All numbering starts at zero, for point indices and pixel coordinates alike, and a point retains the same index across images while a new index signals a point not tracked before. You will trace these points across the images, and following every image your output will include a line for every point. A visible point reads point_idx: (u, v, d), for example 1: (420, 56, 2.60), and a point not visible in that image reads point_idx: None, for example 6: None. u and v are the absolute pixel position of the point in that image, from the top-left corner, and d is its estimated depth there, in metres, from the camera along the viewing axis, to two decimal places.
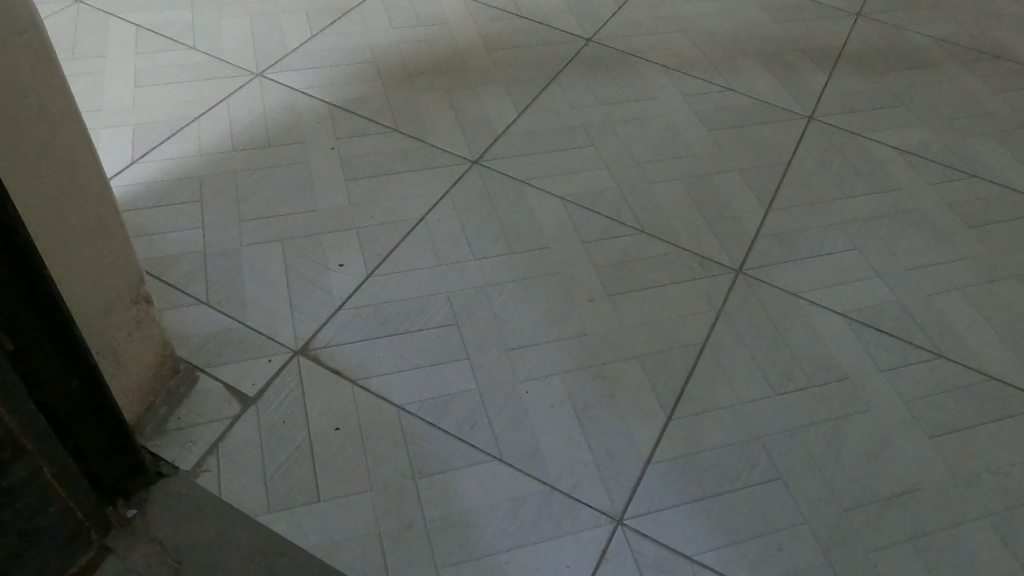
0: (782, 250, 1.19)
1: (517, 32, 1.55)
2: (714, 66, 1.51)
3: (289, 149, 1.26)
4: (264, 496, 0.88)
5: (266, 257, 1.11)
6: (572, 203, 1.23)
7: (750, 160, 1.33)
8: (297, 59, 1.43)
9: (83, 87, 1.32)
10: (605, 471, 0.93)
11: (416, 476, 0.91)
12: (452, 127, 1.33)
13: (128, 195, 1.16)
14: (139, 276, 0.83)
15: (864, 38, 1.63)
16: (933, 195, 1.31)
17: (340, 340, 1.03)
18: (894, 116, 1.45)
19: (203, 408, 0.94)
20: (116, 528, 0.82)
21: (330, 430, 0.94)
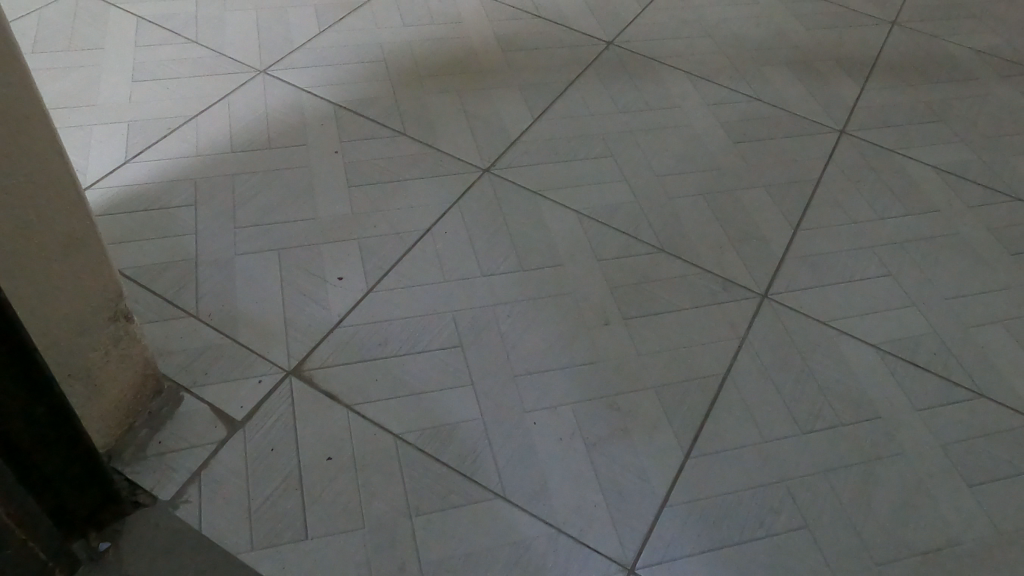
0: (811, 275, 1.12)
1: (534, 33, 1.47)
2: (741, 74, 1.44)
3: (290, 152, 1.19)
4: (248, 531, 0.81)
5: (261, 268, 1.05)
6: (587, 217, 1.16)
7: (778, 176, 1.26)
8: (303, 56, 1.36)
9: (78, 80, 1.26)
10: (617, 513, 0.86)
11: (413, 514, 0.84)
12: (463, 133, 1.26)
13: (117, 198, 1.10)
14: (118, 292, 0.76)
15: (900, 48, 1.54)
16: (973, 218, 1.23)
17: (337, 361, 0.96)
18: (931, 132, 1.37)
19: (187, 432, 0.88)
20: (86, 563, 0.76)
21: (322, 460, 0.87)
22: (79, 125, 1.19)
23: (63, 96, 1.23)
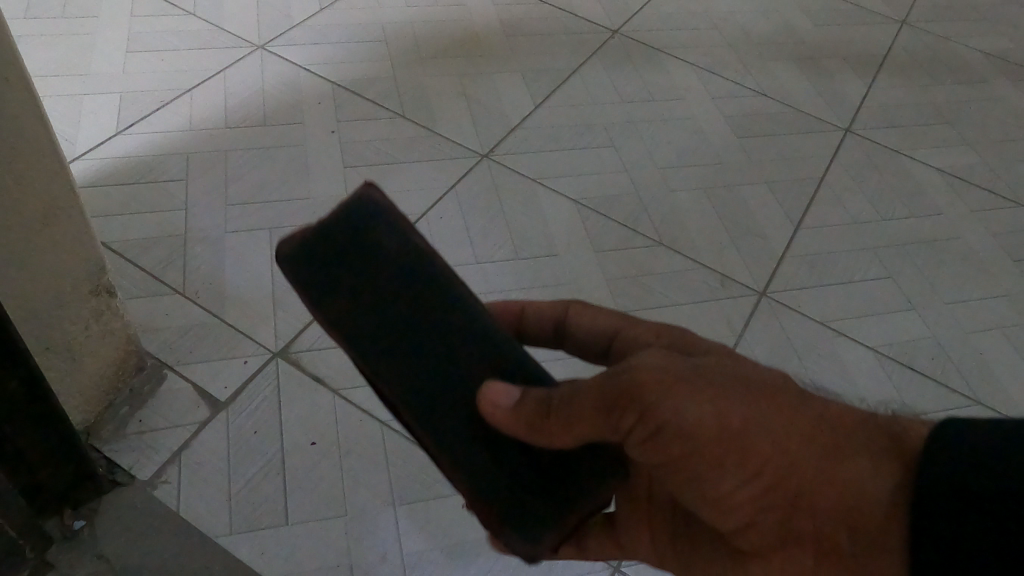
0: (811, 275, 1.10)
1: (539, 19, 1.45)
2: (747, 68, 1.42)
3: (286, 130, 1.17)
4: (227, 514, 0.80)
5: (252, 247, 1.02)
6: (586, 207, 1.14)
7: (781, 173, 1.24)
8: (303, 33, 1.33)
9: (70, 49, 1.23)
10: None
11: (397, 503, 0.83)
12: (463, 116, 1.24)
13: (106, 169, 1.07)
14: (101, 266, 0.74)
15: (909, 48, 1.52)
16: (976, 223, 1.21)
17: (324, 344, 0.94)
18: (937, 134, 1.35)
19: (169, 412, 0.86)
20: (59, 542, 0.74)
21: (306, 445, 0.85)
22: (70, 94, 1.16)
23: (53, 64, 1.20)
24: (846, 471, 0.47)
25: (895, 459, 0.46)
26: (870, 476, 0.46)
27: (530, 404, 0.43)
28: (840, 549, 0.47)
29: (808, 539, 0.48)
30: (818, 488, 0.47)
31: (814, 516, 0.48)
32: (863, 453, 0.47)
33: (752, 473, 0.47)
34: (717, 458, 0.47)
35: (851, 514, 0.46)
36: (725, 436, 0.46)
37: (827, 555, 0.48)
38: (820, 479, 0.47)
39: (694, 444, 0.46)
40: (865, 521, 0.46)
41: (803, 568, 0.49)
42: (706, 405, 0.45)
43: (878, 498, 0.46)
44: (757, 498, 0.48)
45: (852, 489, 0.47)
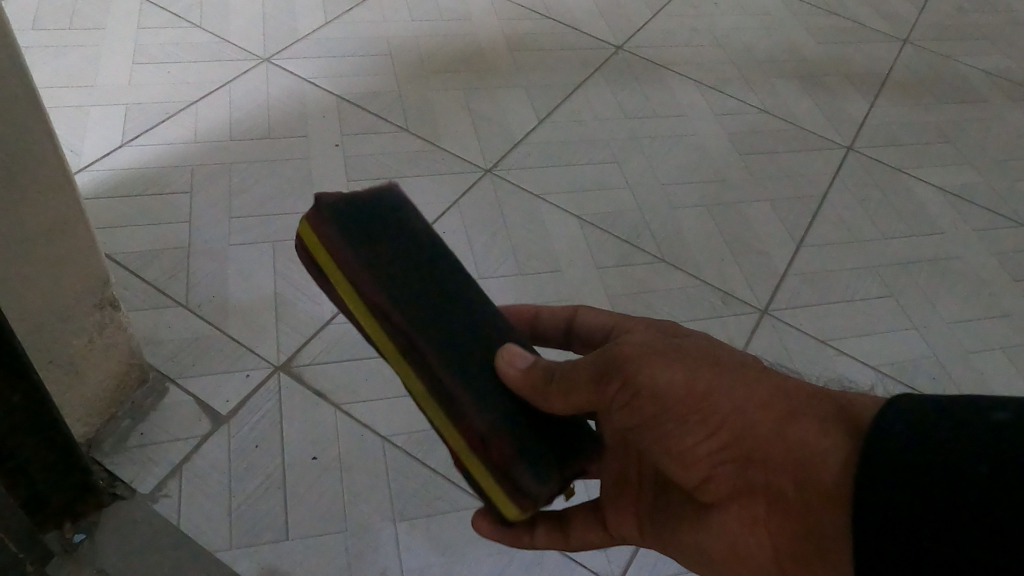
0: (812, 293, 1.10)
1: (543, 34, 1.46)
2: (750, 85, 1.42)
3: (291, 143, 1.18)
4: (227, 529, 0.79)
5: (255, 260, 1.03)
6: (588, 223, 1.14)
7: (783, 190, 1.24)
8: (308, 46, 1.34)
9: (76, 60, 1.23)
10: None
11: (398, 519, 0.83)
12: (466, 131, 1.25)
13: (111, 181, 1.08)
14: (105, 280, 0.74)
15: (911, 66, 1.53)
16: (977, 242, 1.21)
17: (326, 358, 0.94)
18: (939, 153, 1.36)
19: (171, 425, 0.86)
20: (59, 555, 0.74)
21: (307, 460, 0.85)
22: (76, 105, 1.17)
23: (59, 75, 1.21)
24: (796, 432, 0.50)
25: (846, 424, 0.49)
26: (817, 436, 0.50)
27: (538, 371, 0.50)
28: (790, 500, 0.50)
29: (763, 493, 0.52)
30: (771, 447, 0.51)
31: (768, 472, 0.51)
32: (813, 417, 0.51)
33: (712, 431, 0.51)
34: (683, 415, 0.51)
35: (801, 469, 0.49)
36: (691, 396, 0.51)
37: (779, 507, 0.51)
38: (773, 437, 0.51)
39: (664, 403, 0.51)
40: (812, 471, 0.49)
41: (760, 522, 0.52)
42: (676, 368, 0.52)
43: (823, 457, 0.49)
44: (719, 455, 0.52)
45: (802, 446, 0.50)
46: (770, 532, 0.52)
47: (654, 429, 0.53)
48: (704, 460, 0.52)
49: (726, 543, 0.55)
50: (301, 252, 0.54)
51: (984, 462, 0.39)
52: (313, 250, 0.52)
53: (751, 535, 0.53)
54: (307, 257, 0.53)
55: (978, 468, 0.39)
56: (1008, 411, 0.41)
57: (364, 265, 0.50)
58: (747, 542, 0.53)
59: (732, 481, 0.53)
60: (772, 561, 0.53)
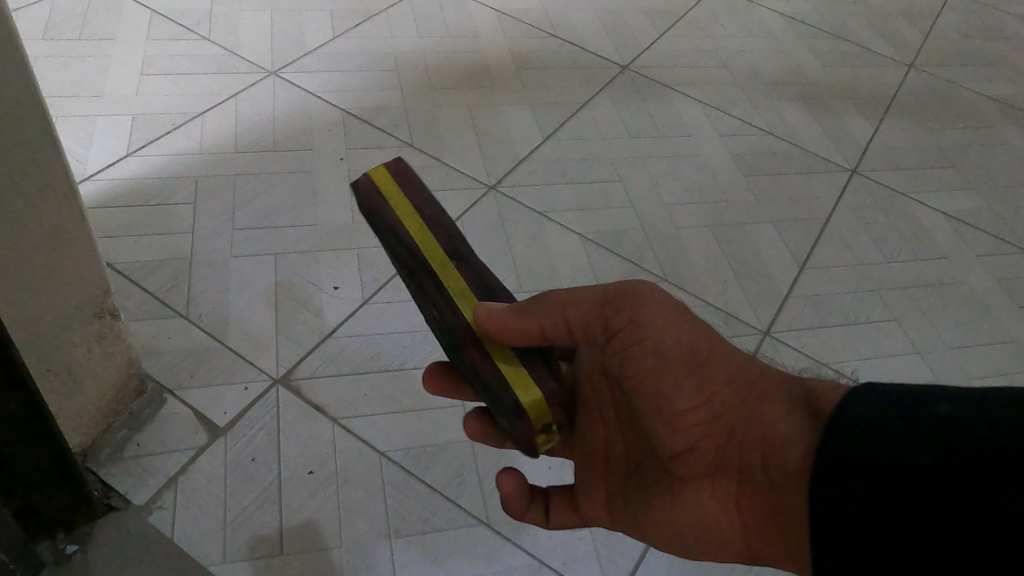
0: (816, 315, 1.10)
1: (550, 52, 1.46)
2: (755, 107, 1.43)
3: (295, 156, 1.18)
4: (221, 542, 0.79)
5: (256, 272, 1.03)
6: (591, 241, 1.14)
7: (786, 212, 1.24)
8: (315, 60, 1.35)
9: (84, 70, 1.24)
10: (601, 549, 0.84)
11: (393, 536, 0.82)
12: (471, 147, 1.25)
13: (115, 191, 1.08)
14: (106, 289, 0.74)
15: (916, 91, 1.53)
16: (981, 268, 1.21)
17: (325, 372, 0.94)
18: (943, 178, 1.35)
19: (167, 436, 0.85)
20: (50, 566, 0.73)
21: (303, 473, 0.85)
22: (82, 115, 1.17)
23: (67, 85, 1.21)
24: (769, 413, 0.56)
25: (806, 408, 0.55)
26: (786, 419, 0.55)
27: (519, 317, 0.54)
28: (759, 479, 0.56)
29: (735, 470, 0.58)
30: (749, 421, 0.57)
31: (742, 447, 0.57)
32: (784, 400, 0.56)
33: (700, 400, 0.58)
34: (677, 378, 0.58)
35: (769, 446, 0.55)
36: (688, 361, 0.58)
37: (749, 483, 0.57)
38: (751, 416, 0.57)
39: (660, 364, 0.58)
40: (781, 454, 0.54)
41: (729, 497, 0.58)
42: (682, 334, 0.58)
43: (790, 437, 0.54)
44: (700, 427, 0.58)
45: (772, 426, 0.55)
46: (738, 507, 0.57)
47: (649, 386, 0.59)
48: (687, 430, 0.58)
49: (697, 519, 0.59)
50: (360, 184, 0.56)
51: (927, 455, 0.41)
52: (375, 176, 0.56)
53: (722, 509, 0.58)
54: (366, 189, 0.55)
55: (921, 459, 0.41)
56: (954, 404, 0.42)
57: (428, 191, 0.56)
58: (716, 516, 0.58)
59: (710, 453, 0.58)
60: (739, 535, 0.57)
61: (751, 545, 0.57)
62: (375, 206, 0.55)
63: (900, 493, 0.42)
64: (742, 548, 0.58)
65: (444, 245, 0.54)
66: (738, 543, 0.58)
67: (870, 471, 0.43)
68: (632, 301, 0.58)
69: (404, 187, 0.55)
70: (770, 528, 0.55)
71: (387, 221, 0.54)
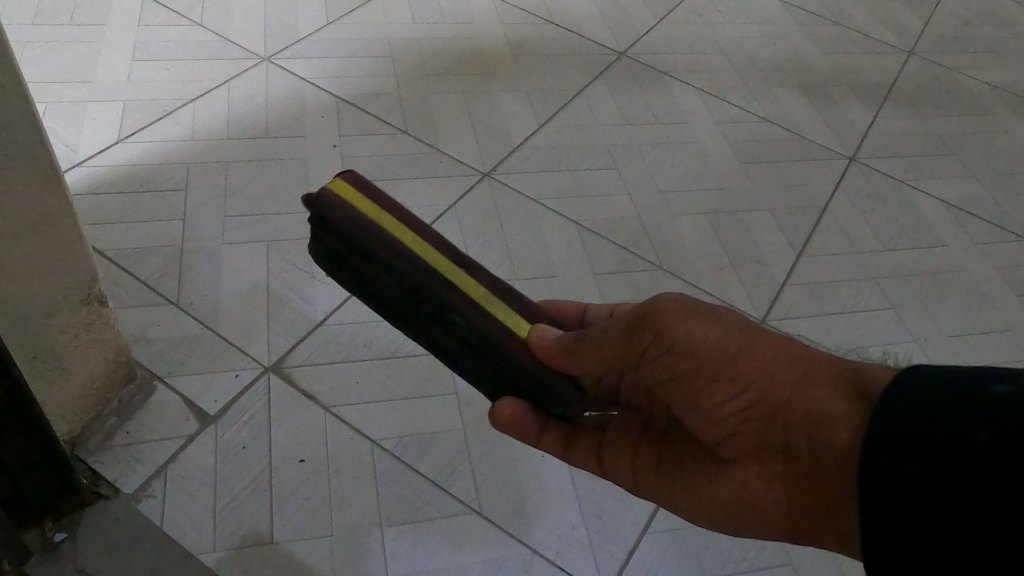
0: (812, 304, 1.09)
1: (546, 39, 1.45)
2: (753, 94, 1.41)
3: (288, 142, 1.17)
4: (211, 531, 0.78)
5: (249, 259, 1.02)
6: (586, 229, 1.13)
7: (783, 200, 1.23)
8: (309, 46, 1.33)
9: (76, 56, 1.23)
10: (595, 538, 0.84)
11: (384, 525, 0.81)
12: (466, 134, 1.24)
13: (106, 178, 1.07)
14: (92, 274, 0.73)
15: (916, 78, 1.52)
16: (980, 256, 1.20)
17: (316, 360, 0.93)
18: (942, 165, 1.34)
19: (157, 424, 0.85)
20: (38, 555, 0.73)
21: (295, 462, 0.84)
22: (73, 101, 1.16)
23: (57, 71, 1.20)
24: (816, 396, 0.54)
25: (856, 387, 0.53)
26: (834, 398, 0.54)
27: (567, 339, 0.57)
28: (804, 460, 0.55)
29: (781, 451, 0.56)
30: (793, 405, 0.55)
31: (785, 430, 0.56)
32: (832, 381, 0.54)
33: (739, 389, 0.56)
34: (715, 373, 0.56)
35: (816, 428, 0.54)
36: (725, 357, 0.56)
37: (795, 464, 0.56)
38: (796, 401, 0.55)
39: (698, 363, 0.57)
40: (827, 434, 0.53)
41: (774, 477, 0.57)
42: (713, 333, 0.56)
43: (837, 416, 0.53)
44: (743, 414, 0.57)
45: (818, 407, 0.54)
46: (784, 486, 0.56)
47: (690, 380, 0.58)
48: (729, 417, 0.57)
49: (741, 497, 0.59)
50: (327, 199, 0.54)
51: (986, 432, 0.41)
52: (342, 192, 0.55)
53: (765, 489, 0.57)
54: (339, 218, 0.54)
55: (978, 437, 0.41)
56: (1010, 384, 0.42)
57: (391, 199, 0.57)
58: (761, 495, 0.58)
59: (753, 436, 0.57)
60: (785, 512, 0.57)
61: (796, 522, 0.57)
62: (363, 222, 0.54)
63: (953, 470, 0.41)
64: (787, 525, 0.58)
65: (452, 259, 0.57)
66: (785, 521, 0.57)
67: (925, 448, 0.43)
68: (661, 318, 0.57)
69: (377, 203, 0.56)
70: (817, 507, 0.54)
71: (381, 237, 0.54)
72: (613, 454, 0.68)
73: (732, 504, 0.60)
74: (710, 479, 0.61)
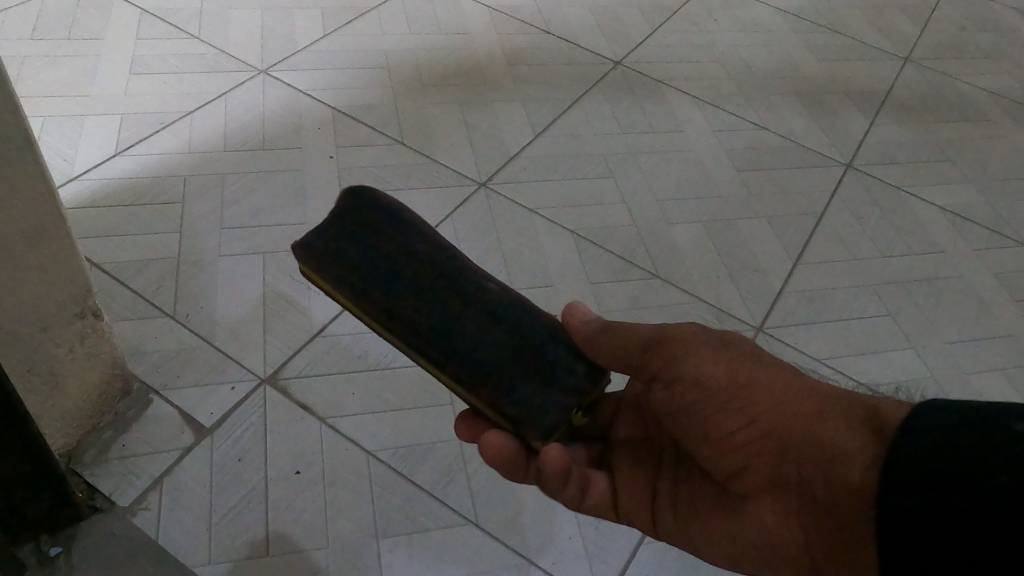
0: (809, 311, 1.09)
1: (542, 49, 1.45)
2: (749, 101, 1.42)
3: (285, 154, 1.17)
4: (207, 543, 0.78)
5: (245, 270, 1.02)
6: (582, 238, 1.13)
7: (779, 208, 1.23)
8: (305, 58, 1.34)
9: (74, 70, 1.24)
10: (591, 548, 0.83)
11: (380, 536, 0.81)
12: (462, 144, 1.24)
13: (103, 191, 1.07)
14: (87, 288, 0.73)
15: (912, 84, 1.52)
16: (977, 262, 1.20)
17: (312, 371, 0.93)
18: (939, 171, 1.34)
19: (153, 437, 0.85)
20: (34, 568, 0.73)
21: (290, 474, 0.84)
22: (70, 115, 1.16)
23: (55, 84, 1.21)
24: (828, 431, 0.54)
25: (869, 422, 0.53)
26: (846, 434, 0.53)
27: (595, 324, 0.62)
28: (818, 495, 0.54)
29: (794, 486, 0.56)
30: (804, 438, 0.55)
31: (799, 465, 0.56)
32: (843, 417, 0.55)
33: (749, 419, 0.58)
34: (724, 401, 0.59)
35: (829, 462, 0.53)
36: (733, 386, 0.59)
37: (809, 499, 0.55)
38: (808, 436, 0.55)
39: (708, 391, 0.59)
40: (839, 469, 0.53)
41: (790, 512, 0.57)
42: (719, 363, 0.59)
43: (850, 452, 0.52)
44: (754, 445, 0.58)
45: (830, 443, 0.54)
46: (800, 522, 0.56)
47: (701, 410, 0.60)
48: (739, 448, 0.58)
49: (757, 532, 0.58)
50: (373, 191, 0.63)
51: (1006, 475, 0.41)
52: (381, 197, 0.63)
53: (782, 524, 0.57)
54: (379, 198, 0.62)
55: (998, 479, 0.41)
56: None
57: None
58: (776, 530, 0.57)
59: (766, 470, 0.57)
60: (802, 548, 0.56)
61: (815, 559, 0.56)
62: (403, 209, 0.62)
63: (970, 508, 0.42)
64: (806, 562, 0.56)
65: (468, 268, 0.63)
66: (803, 558, 0.56)
67: (943, 488, 0.43)
68: (670, 348, 0.61)
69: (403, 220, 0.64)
70: (835, 543, 0.53)
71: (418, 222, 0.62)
72: (624, 493, 0.66)
73: (747, 541, 0.59)
74: (725, 515, 0.61)
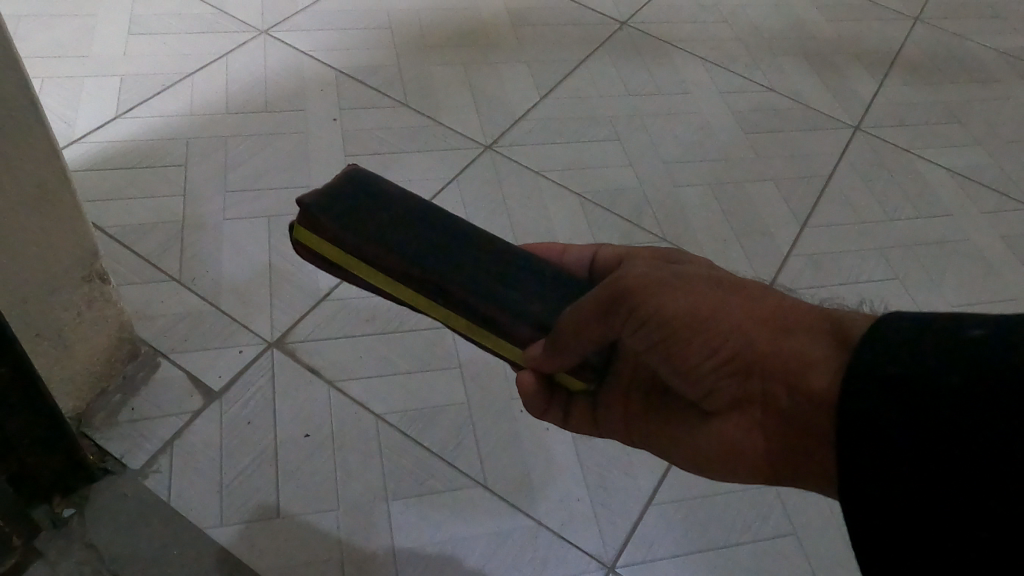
0: (817, 274, 1.08)
1: (548, 9, 1.43)
2: (757, 62, 1.39)
3: (287, 116, 1.16)
4: (219, 505, 0.79)
5: (250, 234, 1.01)
6: (588, 200, 1.13)
7: (787, 170, 1.22)
8: (307, 18, 1.31)
9: (71, 31, 1.21)
10: (600, 509, 0.84)
11: (390, 498, 0.82)
12: (467, 106, 1.22)
13: (104, 153, 1.06)
14: (93, 251, 0.73)
15: (922, 45, 1.50)
16: (986, 226, 1.19)
17: (319, 335, 0.93)
18: (948, 133, 1.33)
19: (162, 400, 0.85)
20: (48, 530, 0.73)
21: (299, 437, 0.84)
22: (69, 76, 1.15)
23: (53, 46, 1.19)
24: (792, 344, 0.53)
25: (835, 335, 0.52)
26: (811, 347, 0.52)
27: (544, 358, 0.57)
28: (783, 409, 0.54)
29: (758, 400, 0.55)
30: (771, 358, 0.54)
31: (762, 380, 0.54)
32: (807, 331, 0.53)
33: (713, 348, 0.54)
34: (686, 335, 0.54)
35: (797, 375, 0.52)
36: (698, 320, 0.54)
37: (773, 412, 0.55)
38: (773, 352, 0.53)
39: (670, 329, 0.54)
40: (807, 383, 0.52)
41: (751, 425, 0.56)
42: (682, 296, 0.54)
43: (814, 365, 0.51)
44: (719, 368, 0.55)
45: (796, 358, 0.52)
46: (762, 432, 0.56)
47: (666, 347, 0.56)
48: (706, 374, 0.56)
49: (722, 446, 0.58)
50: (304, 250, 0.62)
51: (955, 374, 0.41)
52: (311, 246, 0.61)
53: (745, 436, 0.57)
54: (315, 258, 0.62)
55: (948, 378, 0.41)
56: (982, 327, 0.42)
57: (344, 252, 0.59)
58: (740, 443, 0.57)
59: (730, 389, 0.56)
60: (763, 458, 0.57)
61: (776, 467, 0.56)
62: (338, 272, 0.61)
63: (920, 409, 0.41)
64: (767, 469, 0.57)
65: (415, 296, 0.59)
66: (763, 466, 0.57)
67: (895, 391, 0.43)
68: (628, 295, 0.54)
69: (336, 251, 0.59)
70: (797, 449, 0.54)
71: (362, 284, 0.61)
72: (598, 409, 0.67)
73: (713, 452, 0.60)
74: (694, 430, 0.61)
